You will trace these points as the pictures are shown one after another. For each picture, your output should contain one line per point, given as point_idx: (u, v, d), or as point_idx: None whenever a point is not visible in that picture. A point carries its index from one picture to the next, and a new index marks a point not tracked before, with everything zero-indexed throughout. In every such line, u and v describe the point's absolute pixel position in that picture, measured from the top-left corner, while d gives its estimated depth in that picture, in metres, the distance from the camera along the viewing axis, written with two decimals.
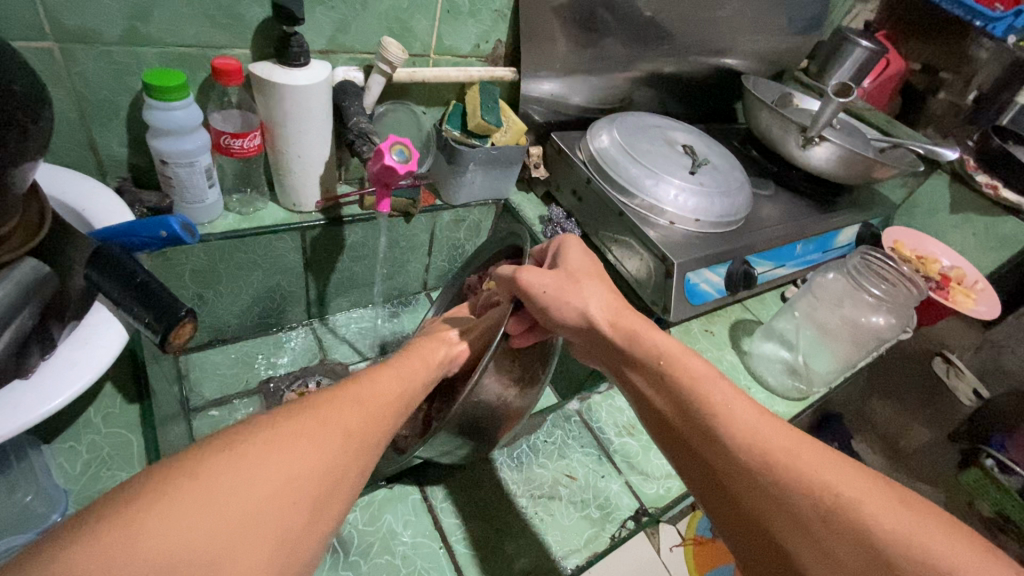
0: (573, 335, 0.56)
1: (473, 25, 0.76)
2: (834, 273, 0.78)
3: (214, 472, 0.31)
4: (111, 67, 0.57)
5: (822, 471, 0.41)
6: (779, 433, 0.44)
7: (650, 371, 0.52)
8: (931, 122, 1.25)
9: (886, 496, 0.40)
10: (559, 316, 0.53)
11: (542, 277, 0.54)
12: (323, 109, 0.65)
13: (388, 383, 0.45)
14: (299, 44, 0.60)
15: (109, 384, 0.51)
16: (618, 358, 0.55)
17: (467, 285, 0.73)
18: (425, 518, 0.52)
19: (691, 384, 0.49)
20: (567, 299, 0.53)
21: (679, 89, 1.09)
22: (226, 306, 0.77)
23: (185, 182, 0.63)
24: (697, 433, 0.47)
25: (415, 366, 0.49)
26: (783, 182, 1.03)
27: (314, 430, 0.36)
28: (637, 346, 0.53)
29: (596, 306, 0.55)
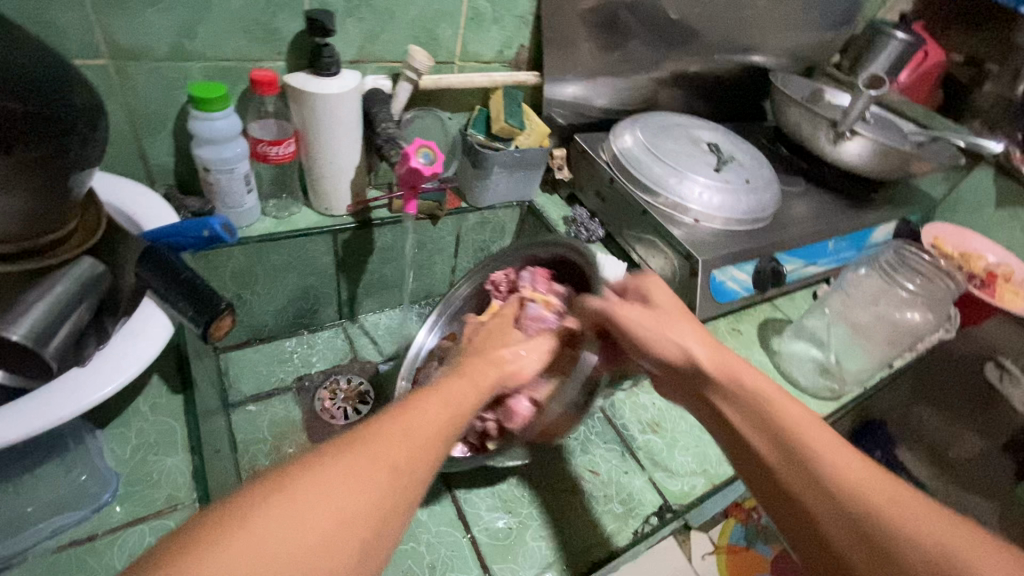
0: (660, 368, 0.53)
1: (497, 31, 0.78)
2: (865, 268, 0.76)
3: (274, 507, 0.31)
4: (161, 81, 0.61)
5: (926, 531, 0.38)
6: (883, 490, 0.41)
7: (744, 406, 0.48)
8: (978, 116, 1.19)
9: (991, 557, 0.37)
10: (654, 348, 0.52)
11: (636, 313, 0.53)
12: (353, 116, 0.68)
13: (447, 402, 0.42)
14: (330, 54, 0.63)
15: (156, 376, 0.54)
16: (698, 399, 0.51)
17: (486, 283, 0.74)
18: (449, 509, 0.53)
19: (794, 425, 0.45)
20: (664, 335, 0.52)
21: (705, 89, 1.09)
22: (264, 306, 0.80)
23: (225, 188, 0.67)
24: (791, 492, 0.43)
25: (468, 389, 0.45)
26: (815, 181, 1.01)
27: (365, 468, 0.35)
28: (745, 394, 0.48)
29: (699, 345, 0.51)
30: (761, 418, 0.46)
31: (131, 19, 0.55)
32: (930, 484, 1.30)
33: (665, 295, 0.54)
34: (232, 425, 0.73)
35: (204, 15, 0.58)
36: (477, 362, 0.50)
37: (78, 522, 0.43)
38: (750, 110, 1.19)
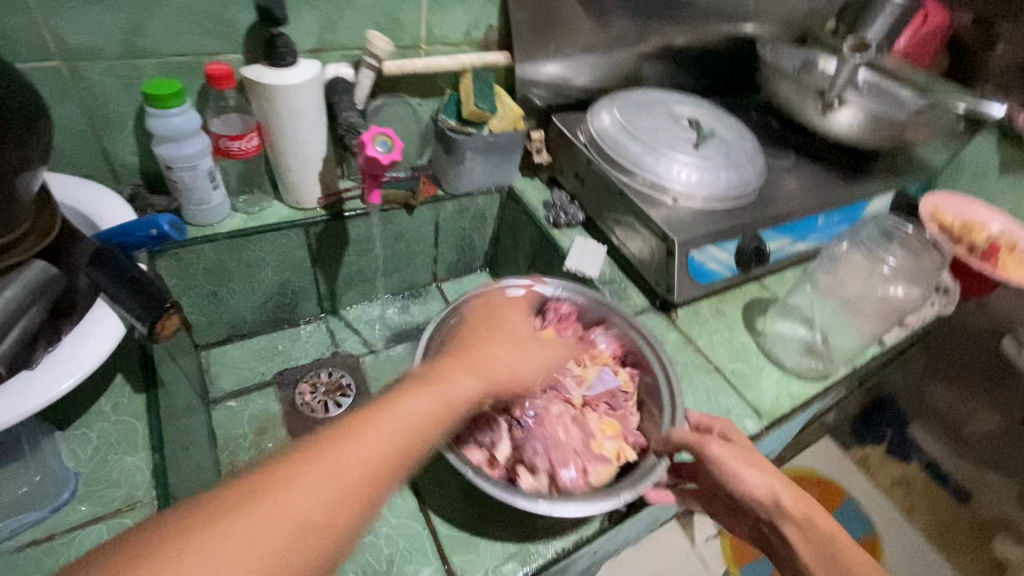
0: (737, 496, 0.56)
1: (462, 12, 0.76)
2: (846, 243, 0.73)
3: (197, 551, 0.29)
4: (115, 80, 0.60)
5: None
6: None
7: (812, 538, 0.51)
8: (991, 80, 1.13)
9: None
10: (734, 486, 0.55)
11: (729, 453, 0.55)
12: (314, 106, 0.67)
13: (403, 420, 0.40)
14: (285, 44, 0.62)
15: (120, 375, 0.55)
16: (767, 522, 0.55)
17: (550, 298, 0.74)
18: (410, 502, 0.53)
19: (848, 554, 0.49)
20: (750, 480, 0.54)
21: (691, 62, 1.05)
22: (241, 303, 0.80)
23: (189, 185, 0.66)
24: None
25: (418, 420, 0.41)
26: (806, 153, 0.97)
27: (262, 527, 0.31)
28: (822, 536, 0.51)
29: (785, 490, 0.53)
30: (823, 554, 0.50)
31: (77, 18, 0.54)
32: (947, 464, 1.41)
33: (752, 445, 0.58)
34: (213, 421, 0.74)
35: (152, 9, 0.57)
36: (457, 366, 0.48)
37: (36, 522, 0.44)
38: (740, 83, 1.15)
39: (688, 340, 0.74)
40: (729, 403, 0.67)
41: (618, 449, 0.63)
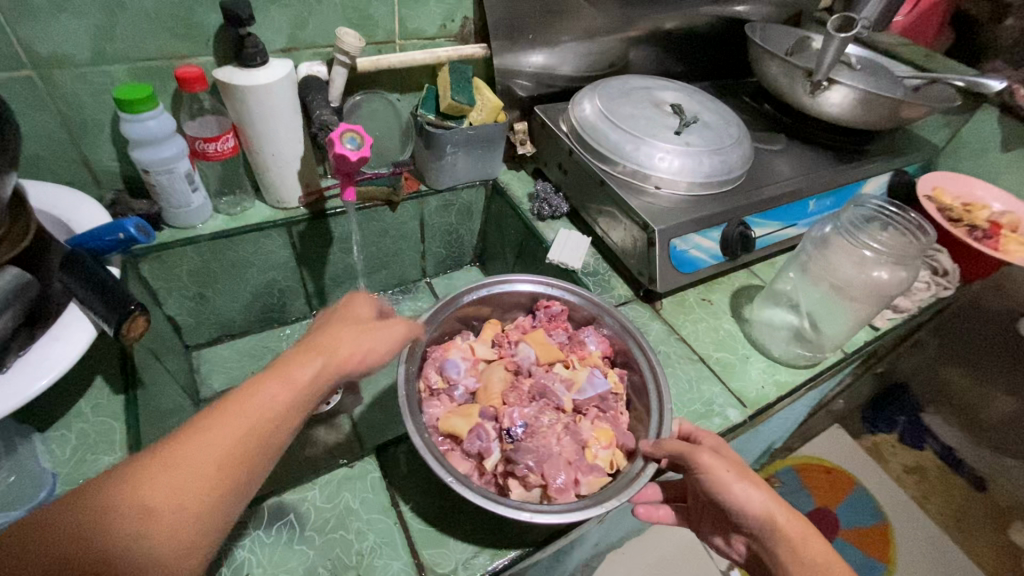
0: (734, 514, 0.52)
1: (435, 5, 0.75)
2: (830, 227, 0.69)
3: (67, 539, 0.32)
4: (88, 87, 0.61)
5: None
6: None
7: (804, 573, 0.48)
8: (1001, 54, 1.05)
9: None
10: (725, 500, 0.51)
11: (719, 462, 0.51)
12: (288, 105, 0.67)
13: (224, 433, 0.38)
14: (253, 44, 0.62)
15: (100, 377, 0.56)
16: (754, 537, 0.52)
17: (541, 297, 0.71)
18: (382, 496, 0.54)
19: None
20: (740, 496, 0.50)
21: (680, 46, 1.03)
22: (229, 303, 0.81)
23: (168, 188, 0.67)
24: None
25: (270, 398, 0.41)
26: (799, 136, 0.94)
27: (101, 525, 0.33)
28: (811, 557, 0.48)
29: (779, 506, 0.50)
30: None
31: (45, 27, 0.55)
32: (965, 453, 1.40)
33: (741, 458, 0.53)
34: (202, 420, 0.75)
35: (119, 15, 0.57)
36: (287, 364, 0.43)
37: (13, 522, 0.45)
38: (734, 66, 1.12)
39: (671, 330, 0.73)
40: (712, 393, 0.66)
41: (612, 457, 0.60)
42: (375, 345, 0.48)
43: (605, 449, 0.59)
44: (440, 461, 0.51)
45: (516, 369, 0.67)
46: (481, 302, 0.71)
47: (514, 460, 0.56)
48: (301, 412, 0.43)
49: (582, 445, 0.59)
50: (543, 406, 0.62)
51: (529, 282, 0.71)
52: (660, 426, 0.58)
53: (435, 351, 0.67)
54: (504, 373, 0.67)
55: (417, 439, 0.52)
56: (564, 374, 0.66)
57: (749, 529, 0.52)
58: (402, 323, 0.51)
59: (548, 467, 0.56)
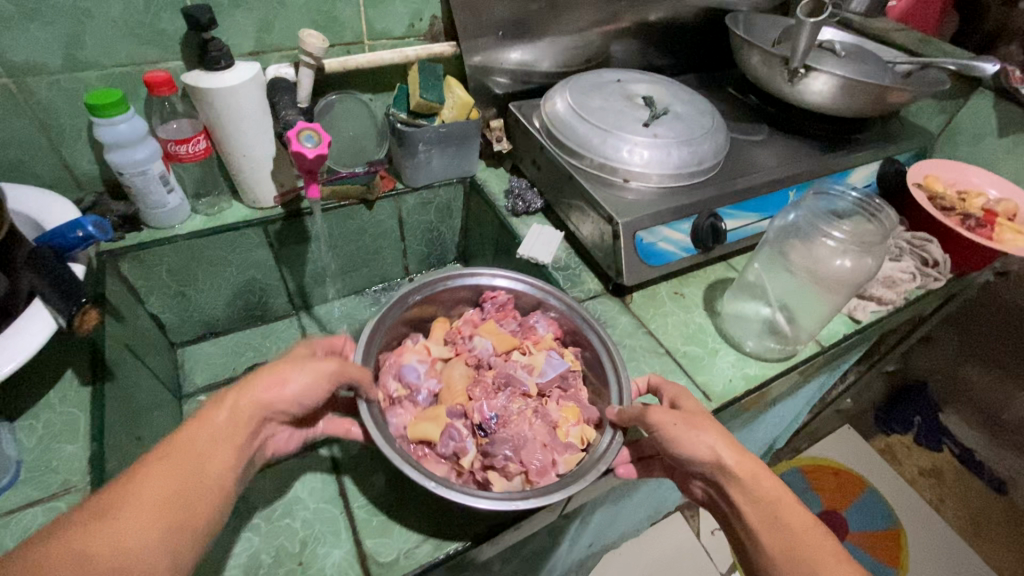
0: (691, 465, 0.53)
1: (402, 4, 0.76)
2: (794, 213, 0.67)
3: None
4: (63, 94, 0.64)
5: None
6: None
7: (754, 503, 0.50)
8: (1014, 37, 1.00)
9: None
10: (681, 452, 0.52)
11: (667, 413, 0.53)
12: (255, 106, 0.69)
13: (161, 480, 0.41)
14: (217, 48, 0.64)
15: (69, 370, 0.58)
16: (710, 479, 0.53)
17: (485, 289, 0.72)
18: (331, 488, 0.58)
19: (796, 524, 0.49)
20: (694, 441, 0.51)
21: (664, 38, 1.01)
22: (210, 301, 0.84)
23: (142, 189, 0.69)
24: None
25: (199, 440, 0.45)
26: (784, 126, 0.92)
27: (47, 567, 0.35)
28: (754, 488, 0.50)
29: (727, 449, 0.51)
30: (756, 506, 0.50)
31: (16, 37, 0.58)
32: (984, 454, 1.36)
33: (700, 408, 0.55)
34: (183, 414, 0.77)
35: (86, 23, 0.60)
36: (208, 423, 0.46)
37: None
38: (723, 57, 1.10)
39: (639, 323, 0.72)
40: None
41: (582, 433, 0.61)
42: (303, 386, 0.51)
43: (576, 426, 0.61)
44: (418, 468, 0.50)
45: (476, 364, 0.68)
46: (424, 303, 0.71)
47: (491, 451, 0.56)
48: (234, 446, 0.46)
49: (553, 425, 0.61)
50: (511, 394, 0.63)
51: (471, 274, 0.72)
52: (618, 389, 0.61)
53: (389, 360, 0.66)
54: (465, 369, 0.67)
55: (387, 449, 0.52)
56: (523, 360, 0.67)
57: (704, 473, 0.53)
58: (329, 361, 0.53)
59: (527, 455, 0.56)
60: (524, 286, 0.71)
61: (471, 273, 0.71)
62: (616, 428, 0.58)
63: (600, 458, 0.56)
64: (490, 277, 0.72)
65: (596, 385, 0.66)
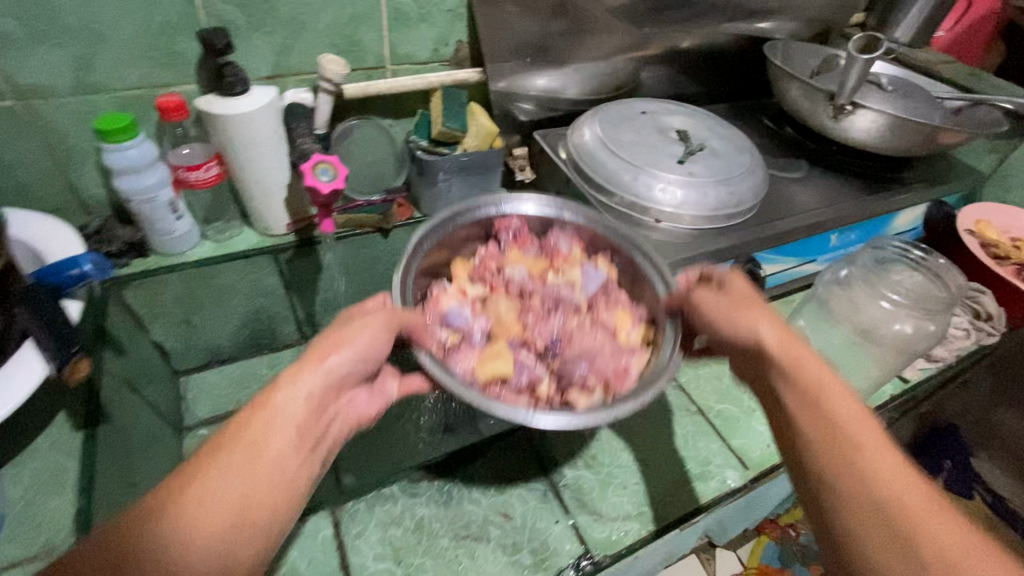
0: (732, 347, 0.51)
1: (426, 29, 0.72)
2: (845, 270, 0.66)
3: None
4: (73, 116, 0.61)
5: (914, 509, 0.38)
6: (893, 477, 0.39)
7: (792, 383, 0.46)
8: None
9: (981, 546, 0.36)
10: (728, 332, 0.51)
11: (713, 298, 0.53)
12: (272, 132, 0.66)
13: (234, 484, 0.39)
14: (233, 73, 0.61)
15: (61, 415, 0.56)
16: (746, 363, 0.51)
17: (497, 218, 0.64)
18: (331, 556, 0.52)
19: (833, 395, 0.44)
20: (738, 324, 0.50)
21: (698, 66, 0.97)
22: (216, 329, 0.80)
23: (150, 216, 0.66)
24: (831, 450, 0.42)
25: (254, 435, 0.41)
26: (825, 163, 0.86)
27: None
28: (797, 370, 0.46)
29: (774, 331, 0.49)
30: (802, 393, 0.45)
31: (25, 59, 0.56)
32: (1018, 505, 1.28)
33: (749, 288, 0.53)
34: (182, 451, 0.72)
35: (98, 46, 0.58)
36: (268, 413, 0.43)
37: None
38: (758, 85, 1.05)
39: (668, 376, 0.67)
40: (709, 451, 0.60)
41: (641, 334, 0.60)
42: (363, 348, 0.48)
43: (635, 326, 0.61)
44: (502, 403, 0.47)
45: (519, 291, 0.62)
46: (439, 247, 0.61)
47: (567, 372, 0.54)
48: (302, 434, 0.43)
49: (614, 332, 0.60)
50: (563, 313, 0.61)
51: (484, 201, 0.64)
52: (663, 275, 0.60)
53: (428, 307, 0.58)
54: (510, 301, 0.61)
55: (472, 397, 0.47)
56: (561, 278, 0.63)
57: (745, 357, 0.51)
58: (377, 314, 0.49)
59: (604, 367, 0.55)
60: (548, 203, 0.65)
61: (481, 202, 0.63)
62: (673, 319, 0.57)
63: (671, 351, 0.55)
64: (500, 205, 0.64)
65: (630, 280, 0.65)
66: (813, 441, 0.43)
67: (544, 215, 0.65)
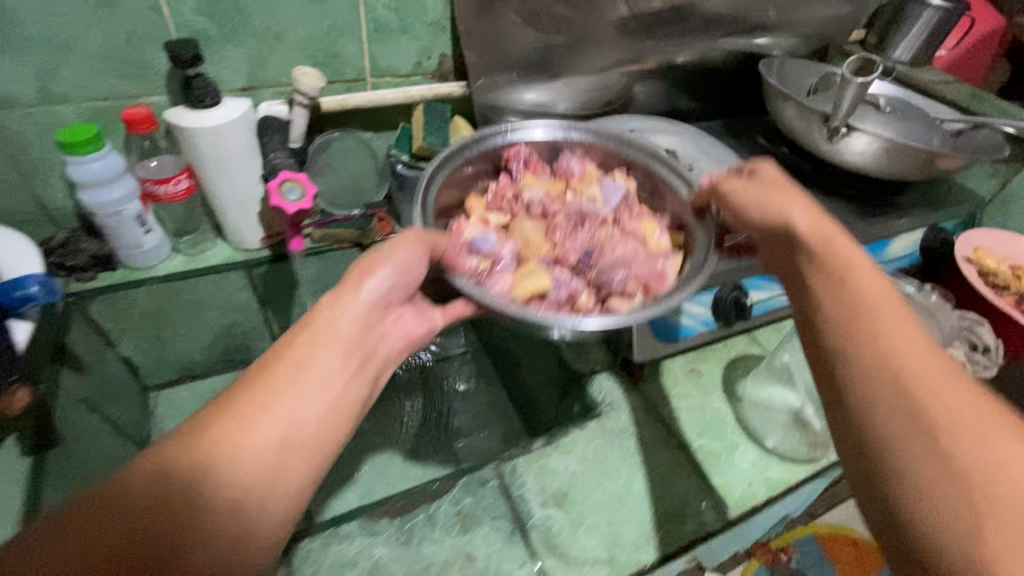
0: (765, 239, 0.50)
1: (408, 41, 0.70)
2: None
3: (184, 490, 0.32)
4: (38, 127, 0.59)
5: (934, 403, 0.33)
6: (920, 364, 0.35)
7: (822, 265, 0.43)
8: None
9: (1005, 437, 0.31)
10: (755, 216, 0.51)
11: (738, 189, 0.53)
12: (243, 145, 0.63)
13: (311, 390, 0.39)
14: (202, 85, 0.59)
15: (11, 438, 0.59)
16: (773, 255, 0.49)
17: (505, 148, 0.65)
18: None
19: (863, 274, 0.41)
20: (772, 208, 0.49)
21: (693, 81, 0.95)
22: (188, 344, 0.77)
23: (117, 230, 0.65)
24: (860, 321, 0.38)
25: (312, 338, 0.41)
26: (821, 186, 0.83)
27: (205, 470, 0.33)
28: (833, 257, 0.43)
29: (804, 217, 0.47)
30: (833, 277, 0.42)
31: None
32: None
33: (780, 177, 0.53)
34: None
35: (63, 56, 0.56)
36: (312, 332, 0.42)
37: None
38: (755, 101, 1.02)
39: (648, 408, 0.64)
40: (691, 491, 0.57)
41: (669, 238, 0.62)
42: (407, 266, 0.48)
43: (662, 232, 0.62)
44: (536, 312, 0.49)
45: (541, 213, 0.63)
46: (449, 184, 0.61)
47: (606, 280, 0.56)
48: (366, 344, 0.44)
49: (644, 240, 0.61)
50: (592, 226, 0.62)
51: (496, 128, 0.64)
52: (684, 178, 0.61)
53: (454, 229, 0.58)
54: (535, 223, 0.62)
55: (512, 311, 0.49)
56: (581, 194, 0.64)
57: (772, 248, 0.49)
58: (410, 235, 0.49)
59: (641, 271, 0.56)
60: (558, 129, 0.66)
61: (488, 132, 0.64)
62: (700, 218, 0.59)
63: (702, 250, 0.56)
64: (507, 133, 0.65)
65: (648, 189, 0.66)
66: (841, 317, 0.39)
67: (558, 139, 0.66)
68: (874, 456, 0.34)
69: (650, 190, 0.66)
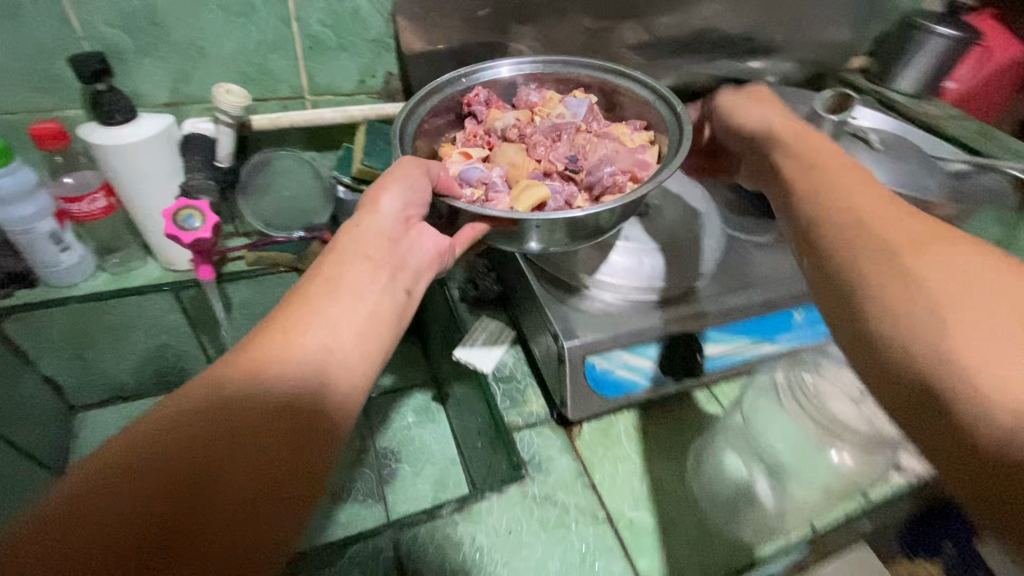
0: (748, 147, 0.49)
1: (348, 59, 0.65)
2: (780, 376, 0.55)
3: (227, 396, 0.32)
4: None
5: (892, 234, 0.34)
6: (887, 211, 0.35)
7: (788, 150, 0.44)
8: None
9: (962, 254, 0.31)
10: (739, 122, 0.50)
11: (725, 104, 0.52)
12: (161, 164, 0.60)
13: (342, 296, 0.39)
14: (112, 101, 0.56)
15: None
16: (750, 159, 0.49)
17: (464, 94, 0.59)
18: None
19: (826, 154, 0.42)
20: (754, 112, 0.49)
21: None
22: (115, 364, 0.74)
23: (29, 247, 0.61)
24: (821, 184, 0.39)
25: (344, 253, 0.41)
26: None
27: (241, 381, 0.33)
28: (799, 140, 0.44)
29: (780, 119, 0.47)
30: (797, 159, 0.42)
31: None
32: None
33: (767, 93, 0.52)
34: None
35: None
36: (341, 253, 0.41)
37: None
38: None
39: (580, 468, 0.58)
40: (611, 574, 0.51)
41: (643, 134, 0.59)
42: (414, 183, 0.46)
43: (635, 130, 0.59)
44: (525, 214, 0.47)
45: (519, 136, 0.59)
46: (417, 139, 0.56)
47: (596, 178, 0.56)
48: (395, 260, 0.44)
49: (620, 137, 0.58)
50: (571, 138, 0.58)
51: (456, 73, 0.59)
52: (641, 79, 0.58)
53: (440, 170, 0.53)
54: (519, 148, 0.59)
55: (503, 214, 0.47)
56: (546, 116, 0.60)
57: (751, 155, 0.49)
58: (406, 160, 0.47)
59: (626, 162, 0.56)
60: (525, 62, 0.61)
61: (442, 80, 0.58)
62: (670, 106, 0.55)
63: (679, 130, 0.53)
64: (467, 73, 0.59)
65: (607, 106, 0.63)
66: (804, 184, 0.40)
67: (520, 76, 0.61)
68: (841, 281, 0.34)
69: (610, 104, 0.62)
